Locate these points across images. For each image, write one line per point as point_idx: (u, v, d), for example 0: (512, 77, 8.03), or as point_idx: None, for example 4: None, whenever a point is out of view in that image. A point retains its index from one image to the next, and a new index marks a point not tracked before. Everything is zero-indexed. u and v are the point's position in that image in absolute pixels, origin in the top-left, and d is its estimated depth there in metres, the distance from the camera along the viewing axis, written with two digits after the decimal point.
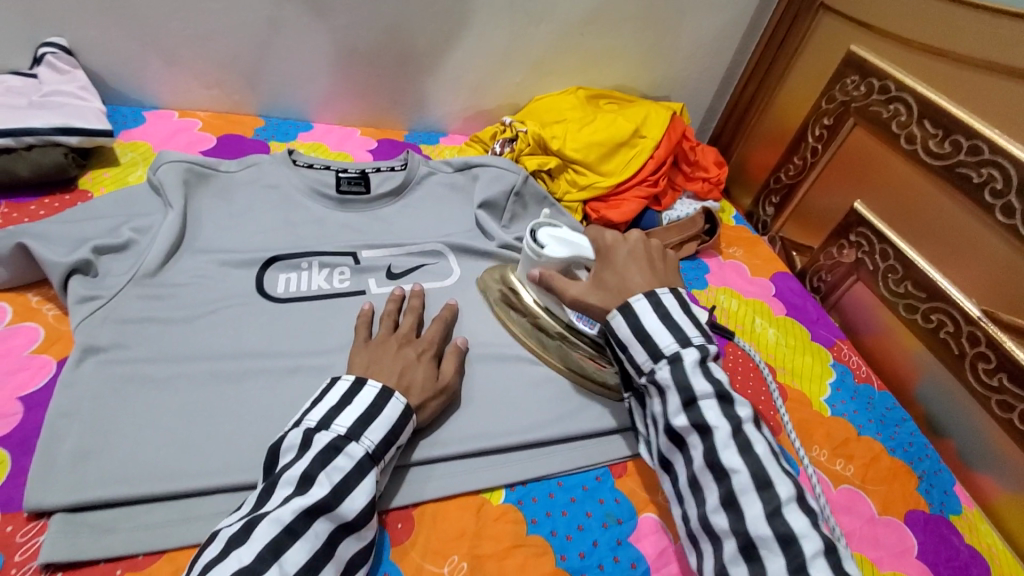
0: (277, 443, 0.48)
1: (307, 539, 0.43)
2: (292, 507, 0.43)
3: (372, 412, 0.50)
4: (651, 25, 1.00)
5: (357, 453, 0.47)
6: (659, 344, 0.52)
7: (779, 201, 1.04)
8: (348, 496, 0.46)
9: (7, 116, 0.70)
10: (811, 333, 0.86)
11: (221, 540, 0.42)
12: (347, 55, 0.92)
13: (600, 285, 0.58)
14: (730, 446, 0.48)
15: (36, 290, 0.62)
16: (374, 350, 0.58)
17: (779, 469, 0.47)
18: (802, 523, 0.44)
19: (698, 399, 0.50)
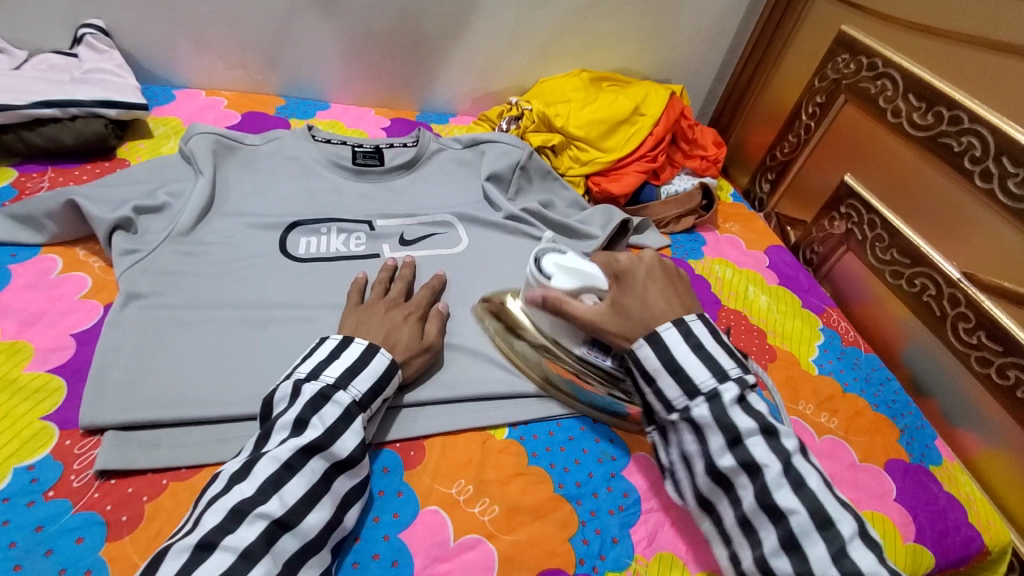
0: (270, 394, 0.51)
1: (303, 474, 0.46)
2: (289, 446, 0.47)
3: (359, 364, 0.53)
4: (652, 9, 1.04)
5: (345, 401, 0.50)
6: (695, 380, 0.51)
7: (774, 177, 1.08)
8: (339, 438, 0.49)
9: (53, 89, 0.76)
10: (802, 301, 0.90)
11: (222, 478, 0.45)
12: (362, 37, 0.97)
13: (622, 311, 0.56)
14: (783, 485, 0.47)
15: (83, 245, 0.67)
16: (363, 313, 0.61)
17: (836, 505, 0.47)
18: (871, 563, 0.44)
19: (743, 437, 0.49)
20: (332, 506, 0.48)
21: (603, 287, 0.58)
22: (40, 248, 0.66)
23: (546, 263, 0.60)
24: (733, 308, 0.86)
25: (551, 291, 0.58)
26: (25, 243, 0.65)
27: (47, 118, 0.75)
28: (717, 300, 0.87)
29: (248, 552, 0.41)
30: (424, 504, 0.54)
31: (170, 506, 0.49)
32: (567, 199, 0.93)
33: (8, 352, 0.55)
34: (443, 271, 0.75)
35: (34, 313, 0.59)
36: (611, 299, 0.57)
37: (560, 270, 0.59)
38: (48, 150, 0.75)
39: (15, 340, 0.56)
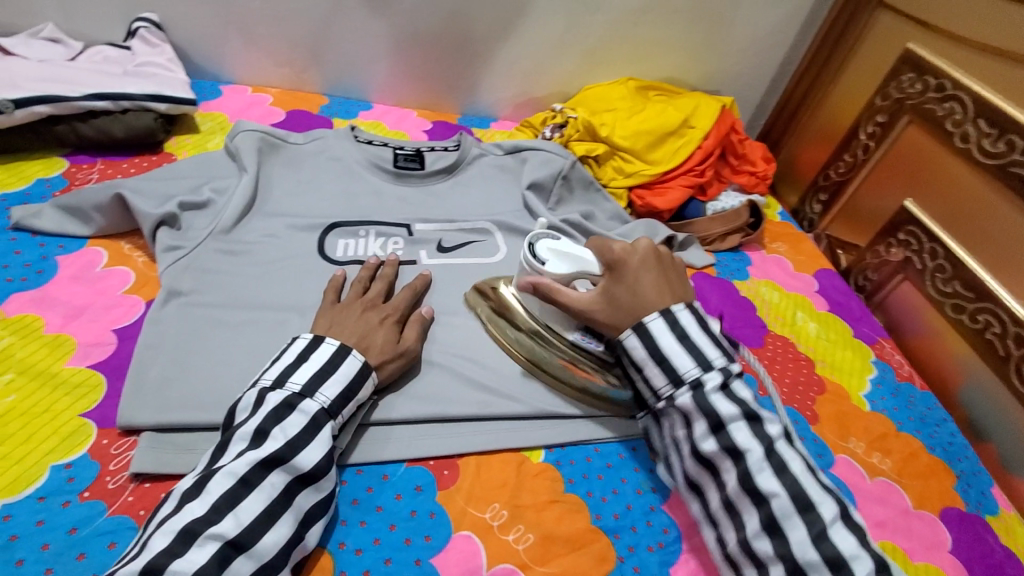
0: (234, 403, 0.50)
1: (262, 490, 0.45)
2: (246, 460, 0.45)
3: (328, 370, 0.52)
4: (706, 18, 1.00)
5: (311, 409, 0.49)
6: (681, 370, 0.54)
7: (827, 198, 1.03)
8: (303, 450, 0.48)
9: (106, 82, 0.77)
10: (853, 330, 0.86)
11: (175, 496, 0.44)
12: (408, 38, 0.96)
13: (612, 301, 0.58)
14: (765, 468, 0.50)
15: (128, 239, 0.67)
16: (338, 313, 0.59)
17: (816, 488, 0.49)
18: (849, 545, 0.46)
19: (725, 423, 0.52)
20: (293, 524, 0.46)
21: (597, 273, 0.61)
22: (86, 240, 0.66)
23: (541, 248, 0.62)
24: (780, 334, 0.83)
25: (542, 279, 0.60)
26: (73, 235, 0.65)
27: (99, 110, 0.75)
28: (764, 325, 0.83)
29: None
30: (456, 528, 0.52)
31: None
32: (608, 211, 0.90)
33: (51, 345, 0.55)
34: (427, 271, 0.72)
35: (78, 306, 0.59)
36: (603, 288, 0.59)
37: (553, 255, 0.62)
38: (98, 142, 0.76)
39: (59, 334, 0.56)
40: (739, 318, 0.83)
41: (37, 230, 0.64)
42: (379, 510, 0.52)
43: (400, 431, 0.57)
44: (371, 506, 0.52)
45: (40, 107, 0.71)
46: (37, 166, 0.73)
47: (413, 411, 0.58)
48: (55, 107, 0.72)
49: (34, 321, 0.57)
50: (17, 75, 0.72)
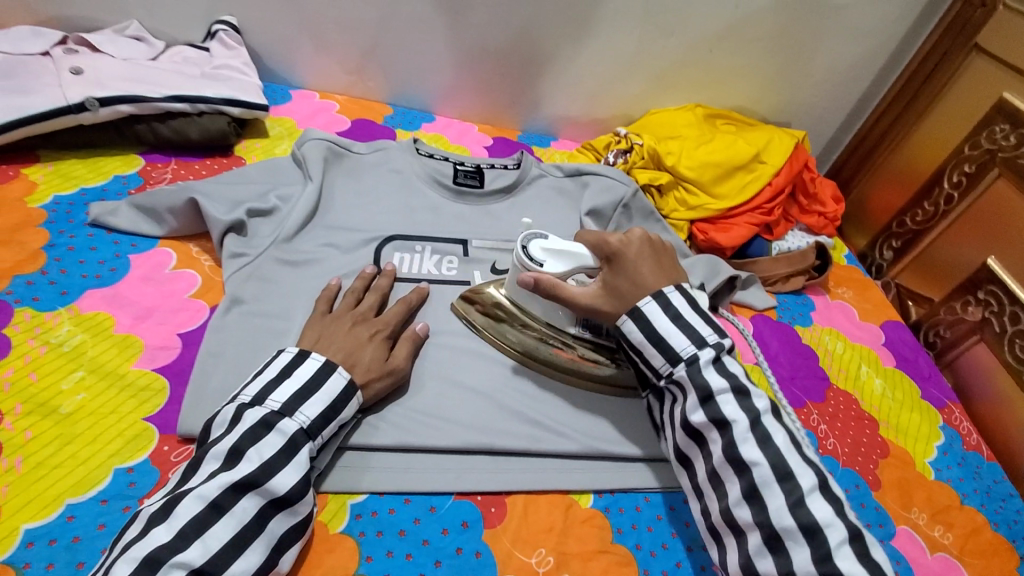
0: (211, 418, 0.49)
1: (232, 516, 0.44)
2: (217, 483, 0.44)
3: (309, 389, 0.51)
4: (784, 49, 0.97)
5: (289, 429, 0.48)
6: (674, 347, 0.55)
7: (900, 245, 0.98)
8: (277, 473, 0.46)
9: (185, 84, 0.78)
10: (921, 391, 0.81)
11: (142, 520, 0.43)
12: (477, 52, 0.96)
13: (614, 293, 0.58)
14: (749, 439, 0.51)
15: (197, 242, 0.69)
16: (328, 325, 0.58)
17: (798, 460, 0.50)
18: (825, 513, 0.47)
19: (715, 395, 0.52)
20: (264, 551, 0.45)
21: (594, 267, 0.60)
22: (157, 240, 0.67)
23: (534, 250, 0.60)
24: (843, 389, 0.78)
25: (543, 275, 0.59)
26: (145, 235, 0.67)
27: (178, 111, 0.77)
28: (826, 377, 0.79)
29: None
30: (502, 570, 0.51)
31: None
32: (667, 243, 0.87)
33: (119, 345, 0.56)
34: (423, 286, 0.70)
35: (147, 307, 0.60)
36: (603, 281, 0.59)
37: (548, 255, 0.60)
38: (174, 143, 0.78)
39: (127, 334, 0.57)
40: (801, 367, 0.79)
41: (112, 227, 0.66)
42: (424, 544, 0.51)
43: (444, 461, 0.56)
44: (417, 539, 0.51)
45: (124, 106, 0.73)
46: (115, 162, 0.75)
47: (460, 441, 0.57)
48: (137, 107, 0.74)
49: (105, 320, 0.58)
50: (103, 73, 0.74)
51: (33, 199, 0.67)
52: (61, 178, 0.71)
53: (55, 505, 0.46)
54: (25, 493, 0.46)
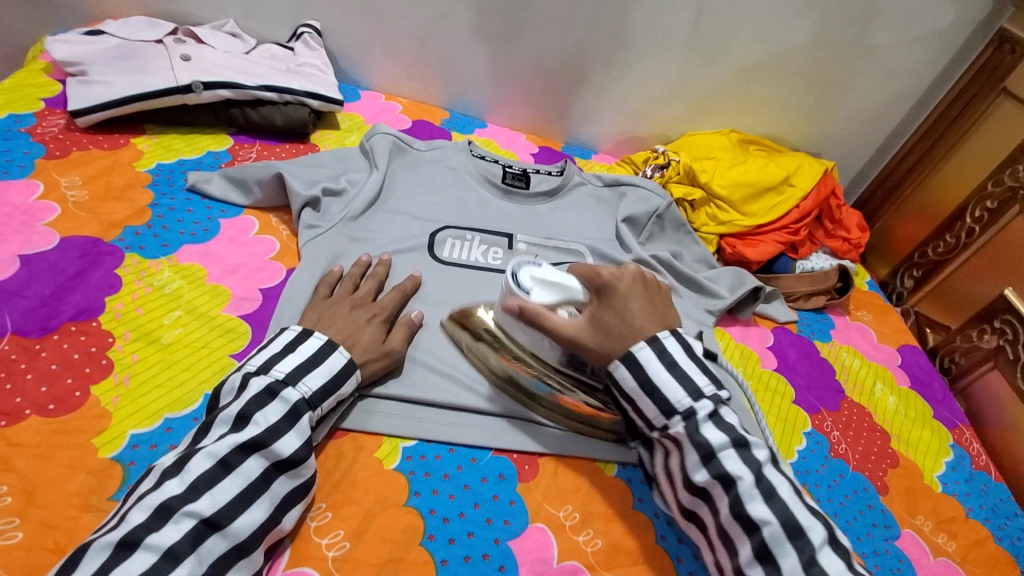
0: (220, 386, 0.53)
1: (239, 473, 0.47)
2: (227, 442, 0.48)
3: (312, 363, 0.55)
4: (819, 83, 1.03)
5: (292, 398, 0.52)
6: (670, 401, 0.53)
7: (920, 275, 1.04)
8: (281, 437, 0.50)
9: (276, 77, 0.88)
10: (933, 411, 0.85)
11: (155, 473, 0.46)
12: (531, 69, 1.04)
13: (600, 329, 0.57)
14: (756, 496, 0.50)
15: (276, 214, 0.77)
16: (326, 309, 0.63)
17: (806, 514, 0.49)
18: (839, 569, 0.47)
19: (716, 452, 0.51)
20: (268, 508, 0.48)
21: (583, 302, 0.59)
22: (243, 209, 0.76)
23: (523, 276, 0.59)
24: (858, 402, 0.83)
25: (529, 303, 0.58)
26: (234, 203, 0.75)
27: (267, 100, 0.86)
28: (841, 389, 0.83)
29: (172, 552, 0.42)
30: (533, 519, 0.56)
31: (321, 460, 0.56)
32: (696, 254, 0.93)
33: (211, 293, 0.64)
34: (417, 273, 0.74)
35: (234, 264, 0.68)
36: (591, 314, 0.58)
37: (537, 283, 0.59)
38: (260, 127, 0.87)
39: (217, 284, 0.65)
40: (817, 379, 0.84)
41: (207, 194, 0.74)
42: (465, 488, 0.57)
43: (484, 421, 0.62)
44: (459, 483, 0.57)
45: (223, 91, 0.83)
46: (208, 140, 0.84)
47: (500, 406, 0.63)
48: (234, 92, 0.84)
49: (198, 271, 0.66)
50: (208, 62, 0.85)
51: (141, 164, 0.77)
52: (164, 150, 0.80)
53: (155, 417, 0.53)
54: (131, 405, 0.53)
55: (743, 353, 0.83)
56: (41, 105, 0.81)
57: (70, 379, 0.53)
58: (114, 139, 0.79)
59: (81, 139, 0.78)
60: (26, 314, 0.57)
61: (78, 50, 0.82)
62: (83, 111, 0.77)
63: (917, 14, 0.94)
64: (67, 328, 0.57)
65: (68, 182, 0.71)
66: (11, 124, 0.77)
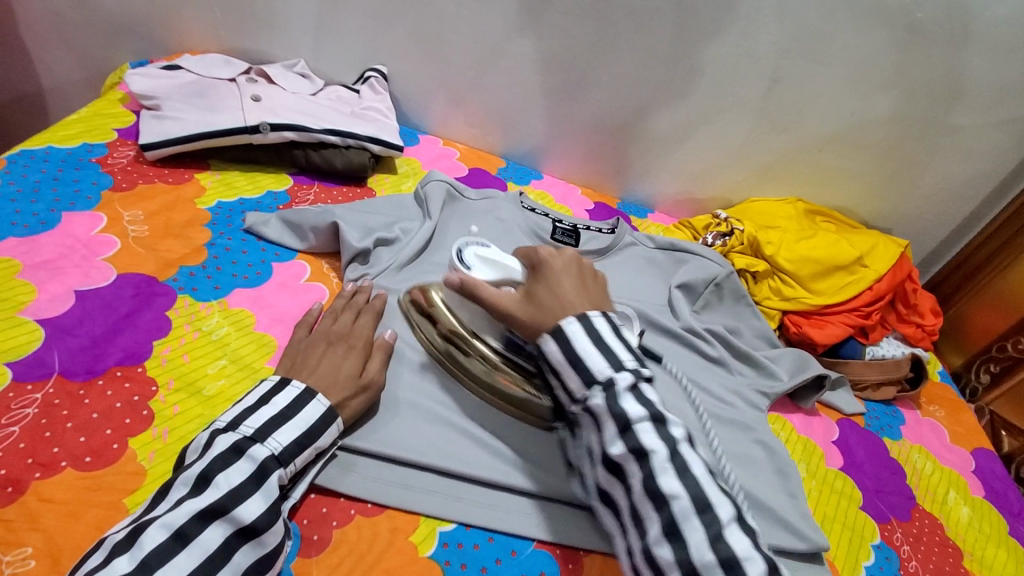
0: (186, 444, 0.49)
1: (195, 547, 0.43)
2: (185, 510, 0.44)
3: (286, 415, 0.52)
4: (896, 158, 0.98)
5: (259, 455, 0.48)
6: (591, 371, 0.53)
7: (998, 370, 1.01)
8: (244, 501, 0.46)
9: (341, 121, 0.89)
10: (1008, 527, 0.77)
11: (104, 548, 0.41)
12: (592, 125, 1.03)
13: (530, 299, 0.60)
14: (668, 470, 0.48)
15: (328, 260, 0.76)
16: (306, 348, 0.60)
17: (717, 491, 0.47)
18: (743, 546, 0.45)
19: (632, 424, 0.50)
20: None
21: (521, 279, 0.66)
22: (296, 253, 0.75)
23: (468, 255, 0.68)
24: (929, 511, 0.75)
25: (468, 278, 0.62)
26: (288, 247, 0.74)
27: (329, 143, 0.87)
28: (912, 496, 0.76)
29: None
30: None
31: (354, 539, 0.52)
32: (754, 328, 0.88)
33: (257, 343, 0.63)
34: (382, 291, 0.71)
35: (283, 313, 0.67)
36: (525, 289, 0.62)
37: (480, 262, 0.67)
38: (320, 169, 0.87)
39: (264, 333, 0.64)
40: (885, 481, 0.76)
41: (263, 236, 0.74)
42: None
43: (525, 504, 0.58)
44: None
45: (289, 133, 0.84)
46: (269, 178, 0.85)
47: (544, 488, 0.59)
48: (298, 135, 0.84)
49: (246, 317, 0.65)
50: (277, 103, 0.86)
51: (202, 201, 0.77)
52: (225, 187, 0.81)
53: None
54: (166, 463, 0.51)
55: (806, 448, 0.77)
56: (114, 135, 0.83)
57: (109, 430, 0.51)
58: (179, 173, 0.80)
59: (148, 171, 0.79)
60: (75, 354, 0.56)
61: (155, 84, 0.84)
62: (152, 145, 0.78)
63: (1010, 95, 0.88)
64: (113, 373, 0.55)
65: (130, 217, 0.71)
66: (84, 153, 0.78)
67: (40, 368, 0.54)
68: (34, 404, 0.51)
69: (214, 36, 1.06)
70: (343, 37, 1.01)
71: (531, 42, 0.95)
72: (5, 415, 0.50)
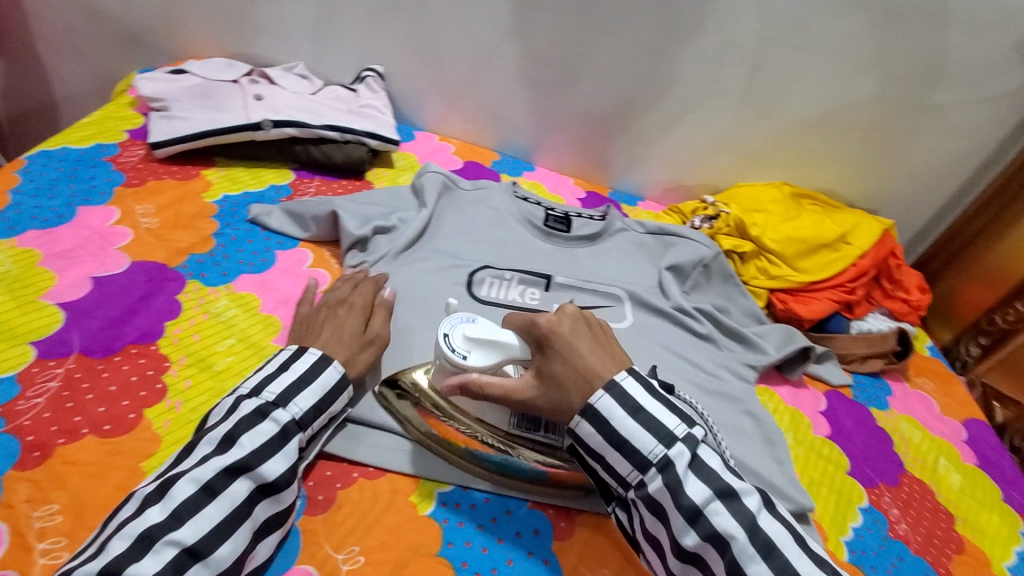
0: (211, 407, 0.53)
1: (223, 499, 0.47)
2: (213, 466, 0.47)
3: (305, 380, 0.55)
4: (878, 139, 1.01)
5: (282, 419, 0.51)
6: (645, 453, 0.52)
7: (988, 343, 1.02)
8: (267, 460, 0.49)
9: (338, 117, 0.93)
10: (1003, 493, 0.79)
11: (136, 500, 0.45)
12: (582, 117, 1.06)
13: (549, 377, 0.55)
14: (755, 555, 0.48)
15: (330, 248, 0.80)
16: (311, 320, 0.64)
17: (805, 564, 0.48)
18: None
19: (703, 509, 0.49)
20: (249, 534, 0.47)
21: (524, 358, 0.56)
22: (298, 242, 0.78)
23: (457, 343, 0.56)
24: (918, 478, 0.77)
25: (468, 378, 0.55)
26: (290, 235, 0.78)
27: (329, 139, 0.91)
28: (900, 463, 0.78)
29: None
30: None
31: (357, 500, 0.55)
32: (743, 307, 0.90)
33: (263, 323, 0.66)
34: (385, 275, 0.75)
35: (286, 295, 0.70)
36: (539, 366, 0.55)
37: (473, 348, 0.56)
38: (320, 164, 0.91)
39: (270, 314, 0.67)
40: (873, 449, 0.79)
41: (267, 226, 0.78)
42: (499, 541, 0.55)
43: None
44: (492, 536, 0.56)
45: (289, 129, 0.88)
46: (272, 174, 0.89)
47: None
48: (299, 131, 0.88)
49: (252, 300, 0.68)
50: (278, 102, 0.91)
51: (208, 195, 0.81)
52: (230, 182, 0.85)
53: None
54: (179, 431, 0.54)
55: (793, 417, 0.79)
56: (124, 136, 0.87)
57: (126, 401, 0.55)
58: (186, 170, 0.84)
59: (157, 169, 0.83)
60: (93, 334, 0.60)
61: (162, 88, 0.88)
62: (161, 144, 0.82)
63: (986, 74, 0.91)
64: (128, 351, 0.59)
65: (142, 210, 0.75)
66: (96, 153, 0.83)
67: (61, 346, 0.58)
68: (56, 378, 0.55)
69: (216, 42, 1.11)
70: (340, 38, 1.06)
71: (518, 38, 0.99)
72: (30, 388, 0.54)
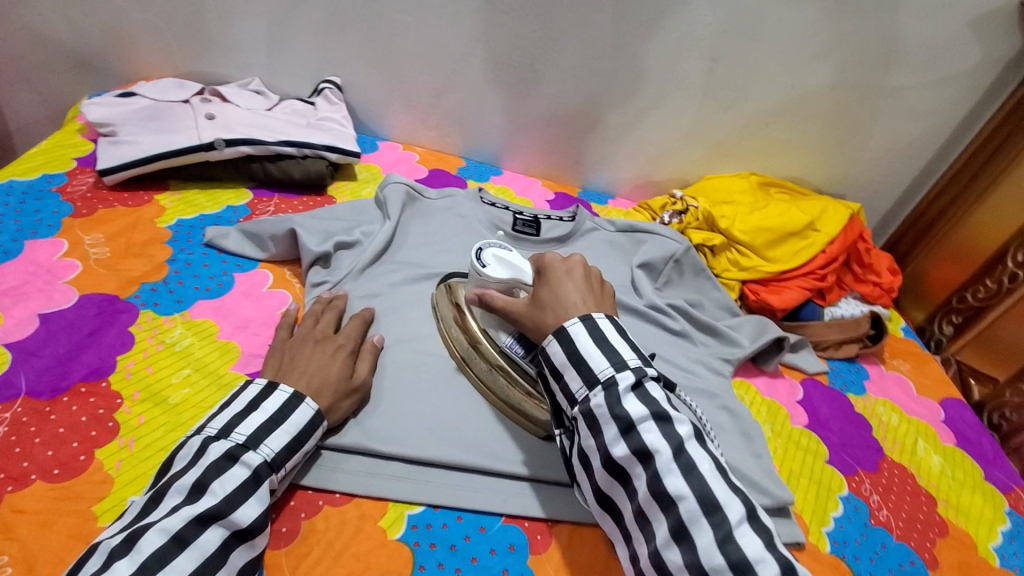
0: (176, 451, 0.50)
1: (195, 548, 0.45)
2: (182, 515, 0.45)
3: (276, 421, 0.53)
4: (841, 125, 1.01)
5: (254, 462, 0.50)
6: (594, 370, 0.52)
7: (960, 321, 1.04)
8: (240, 506, 0.48)
9: (295, 132, 0.91)
10: (984, 472, 0.79)
11: (102, 552, 0.42)
12: (546, 120, 1.05)
13: (536, 302, 0.59)
14: (672, 470, 0.48)
15: (290, 267, 0.78)
16: (294, 346, 0.62)
17: (723, 489, 0.47)
18: (755, 547, 0.45)
19: (635, 424, 0.49)
20: None
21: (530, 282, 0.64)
22: (258, 263, 0.76)
23: (486, 254, 0.66)
24: (898, 461, 0.77)
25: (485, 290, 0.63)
26: (248, 257, 0.76)
27: (286, 154, 0.89)
28: (880, 448, 0.78)
29: None
30: None
31: (324, 529, 0.54)
32: (716, 300, 0.90)
33: (221, 349, 0.64)
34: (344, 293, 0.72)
35: (246, 319, 0.68)
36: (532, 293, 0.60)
37: (496, 262, 0.65)
38: (279, 180, 0.89)
39: (228, 340, 0.65)
40: (852, 436, 0.78)
41: (223, 248, 0.76)
42: (473, 561, 0.54)
43: (494, 482, 0.60)
44: (467, 555, 0.54)
45: (244, 147, 0.86)
46: (228, 194, 0.86)
47: (508, 465, 0.60)
48: (254, 149, 0.86)
49: (210, 327, 0.66)
50: (231, 120, 0.88)
51: (162, 220, 0.79)
52: (185, 206, 0.82)
53: None
54: (133, 470, 0.52)
55: (771, 409, 0.79)
56: (73, 164, 0.85)
57: (76, 443, 0.53)
58: (139, 196, 0.82)
59: (107, 197, 0.80)
60: (40, 374, 0.57)
61: (109, 112, 0.85)
62: (110, 170, 0.80)
63: (941, 55, 0.92)
64: (77, 390, 0.57)
65: (91, 240, 0.73)
66: (43, 184, 0.80)
67: (8, 389, 0.55)
68: (3, 423, 0.53)
69: (169, 63, 1.08)
70: (294, 52, 1.04)
71: (475, 43, 0.98)
72: None
